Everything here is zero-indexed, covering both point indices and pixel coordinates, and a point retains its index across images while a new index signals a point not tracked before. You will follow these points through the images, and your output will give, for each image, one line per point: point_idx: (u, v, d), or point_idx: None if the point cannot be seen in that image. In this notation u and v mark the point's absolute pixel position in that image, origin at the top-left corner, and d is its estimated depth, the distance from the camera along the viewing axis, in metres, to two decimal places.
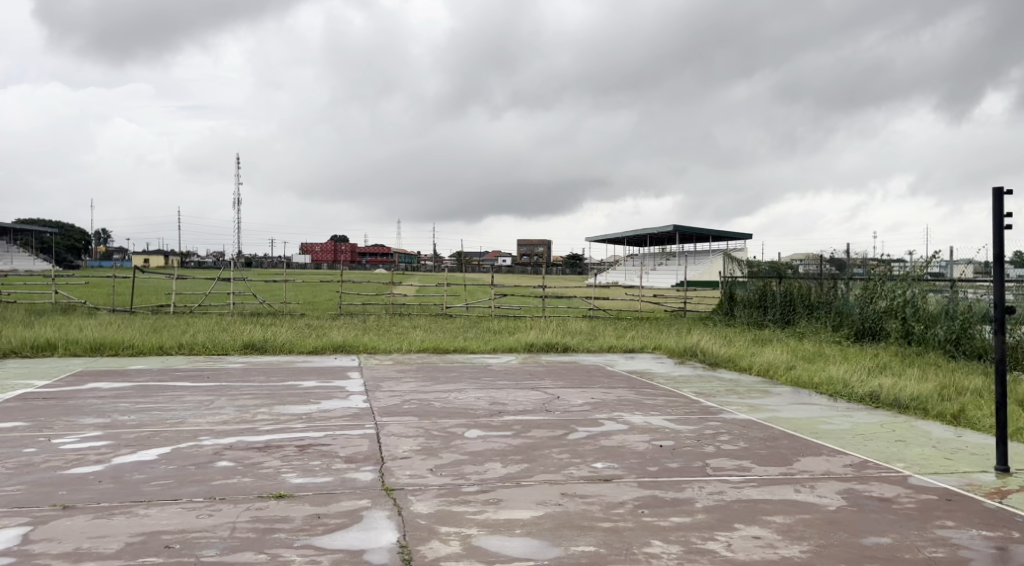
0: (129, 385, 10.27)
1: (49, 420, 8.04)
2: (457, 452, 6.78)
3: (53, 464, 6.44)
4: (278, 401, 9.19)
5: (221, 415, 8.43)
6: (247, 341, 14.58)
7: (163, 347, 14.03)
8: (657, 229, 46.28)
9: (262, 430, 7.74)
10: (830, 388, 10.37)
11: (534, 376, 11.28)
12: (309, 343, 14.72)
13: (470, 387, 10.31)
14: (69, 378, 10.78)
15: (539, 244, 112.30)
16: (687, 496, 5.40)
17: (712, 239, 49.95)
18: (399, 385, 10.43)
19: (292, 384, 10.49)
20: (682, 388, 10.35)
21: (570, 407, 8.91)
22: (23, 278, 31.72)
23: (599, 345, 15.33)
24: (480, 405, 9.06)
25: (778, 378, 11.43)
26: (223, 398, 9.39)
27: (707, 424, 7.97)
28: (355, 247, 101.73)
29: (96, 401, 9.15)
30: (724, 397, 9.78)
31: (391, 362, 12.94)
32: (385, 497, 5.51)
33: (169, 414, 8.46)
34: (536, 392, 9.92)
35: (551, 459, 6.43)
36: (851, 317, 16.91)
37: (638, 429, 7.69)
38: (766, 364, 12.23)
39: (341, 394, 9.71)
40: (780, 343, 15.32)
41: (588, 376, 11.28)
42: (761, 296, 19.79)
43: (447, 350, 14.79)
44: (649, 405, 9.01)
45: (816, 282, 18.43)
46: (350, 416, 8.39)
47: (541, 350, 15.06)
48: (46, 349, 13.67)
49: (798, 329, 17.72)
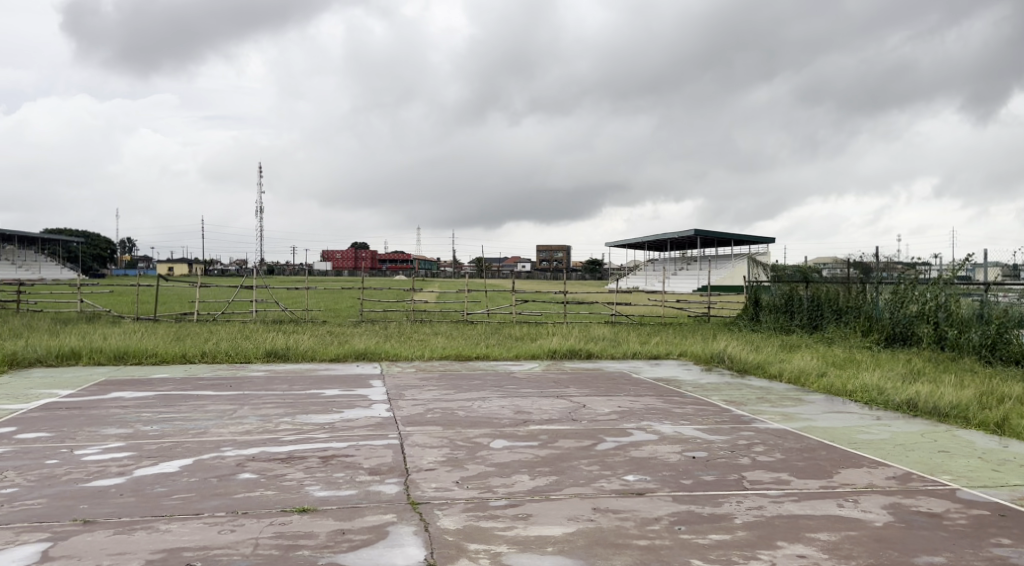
0: (151, 394, 10.21)
1: (72, 430, 7.98)
2: (483, 463, 6.61)
3: (75, 476, 6.35)
4: (300, 410, 9.08)
5: (243, 425, 8.31)
6: (269, 349, 14.51)
7: (186, 355, 14.00)
8: (678, 234, 45.91)
9: (285, 440, 7.61)
10: (865, 395, 10.09)
11: (558, 384, 11.08)
12: (331, 351, 14.63)
13: (494, 395, 10.14)
14: (93, 388, 10.73)
15: (559, 249, 111.94)
16: (725, 512, 5.20)
17: (734, 243, 49.48)
18: (422, 393, 10.29)
19: (314, 392, 10.38)
20: (711, 396, 10.11)
21: (597, 415, 8.71)
22: (49, 287, 32.06)
23: (623, 351, 15.09)
24: (505, 413, 8.89)
25: (810, 386, 11.16)
26: (245, 407, 9.29)
27: (740, 434, 7.75)
28: (375, 254, 102.01)
29: (119, 410, 9.09)
30: (756, 405, 9.54)
31: (413, 370, 12.80)
32: (411, 511, 5.35)
33: (191, 424, 8.36)
34: (562, 400, 9.73)
35: (581, 471, 6.24)
36: (880, 321, 16.54)
37: (669, 439, 7.49)
38: (796, 371, 11.96)
39: (363, 403, 9.57)
40: (809, 349, 15.01)
41: (614, 384, 11.06)
42: (787, 301, 19.45)
43: (470, 357, 14.63)
44: (678, 414, 8.79)
45: (844, 286, 18.07)
46: (373, 425, 8.24)
47: (564, 357, 14.86)
48: (71, 358, 13.68)
49: (826, 334, 17.36)
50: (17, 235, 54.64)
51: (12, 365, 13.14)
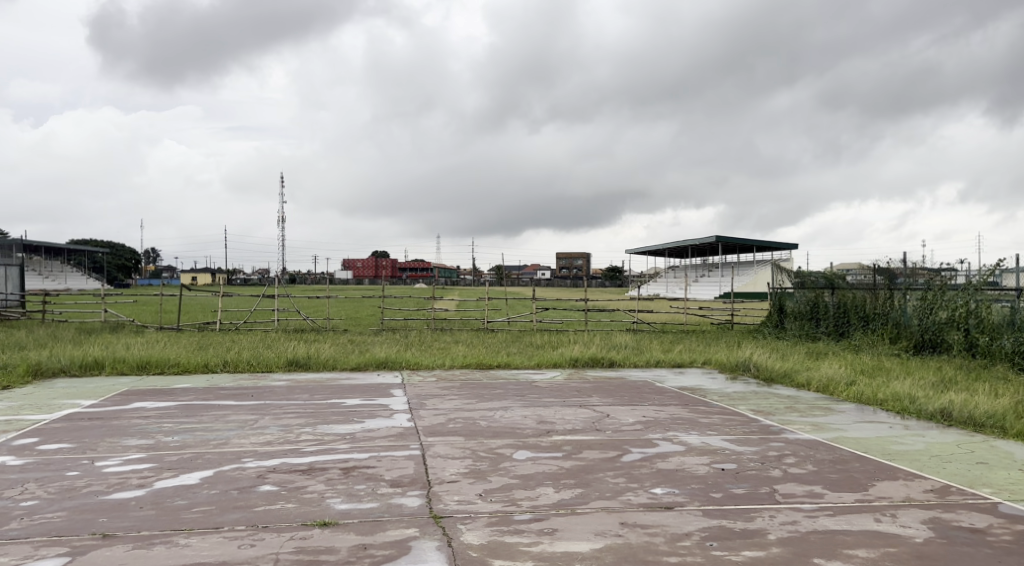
0: (173, 404, 10.19)
1: (94, 442, 7.94)
2: (507, 475, 6.48)
3: (95, 489, 6.29)
4: (321, 420, 9.00)
5: (264, 435, 8.24)
6: (290, 358, 14.47)
7: (208, 364, 14.00)
8: (699, 240, 45.57)
9: (306, 451, 7.53)
10: (896, 405, 9.85)
11: (581, 393, 10.92)
12: (352, 359, 14.58)
13: (516, 405, 10.01)
14: (116, 398, 10.72)
15: (579, 256, 111.62)
16: (758, 527, 5.04)
17: (756, 249, 49.04)
18: (444, 402, 10.18)
19: (335, 402, 10.30)
20: (739, 406, 9.92)
21: (622, 425, 8.55)
22: (74, 298, 32.36)
23: (646, 359, 14.89)
24: (528, 423, 8.75)
25: (839, 395, 10.94)
26: (266, 417, 9.23)
27: (769, 445, 7.56)
28: (395, 263, 102.34)
29: (141, 421, 9.05)
30: (784, 415, 9.34)
31: (435, 379, 12.70)
32: (434, 525, 5.23)
33: (212, 434, 8.30)
34: (585, 409, 9.58)
35: (607, 483, 6.10)
36: (909, 328, 16.23)
37: (696, 450, 7.32)
38: (825, 380, 11.72)
39: (384, 412, 9.48)
40: (836, 357, 14.75)
41: (638, 393, 10.89)
42: (812, 307, 19.15)
43: (491, 365, 14.51)
44: (705, 424, 8.61)
45: (870, 292, 17.76)
46: (394, 436, 8.14)
47: (586, 365, 14.69)
48: (94, 368, 13.72)
49: (853, 342, 17.05)
50: (45, 246, 55.36)
51: (37, 376, 13.19)
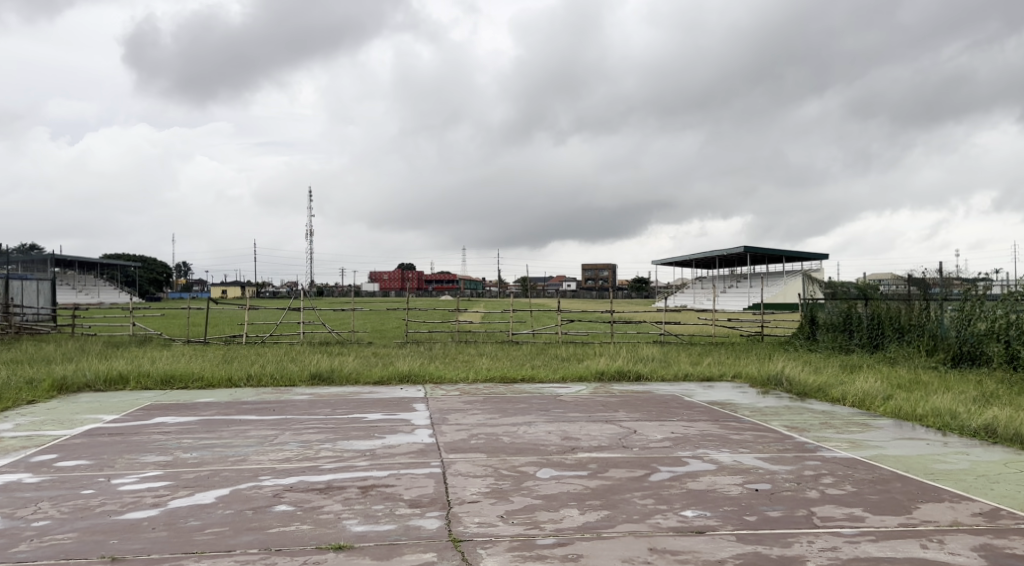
0: (194, 419, 10.07)
1: (112, 458, 7.82)
2: (530, 495, 6.23)
3: (109, 508, 6.15)
4: (341, 436, 8.82)
5: (283, 451, 8.08)
6: (314, 372, 14.34)
7: (231, 379, 13.91)
8: (727, 251, 45.02)
9: (325, 468, 7.34)
10: (936, 420, 9.48)
11: (607, 407, 10.65)
12: (375, 373, 14.40)
13: (539, 420, 9.75)
14: (138, 413, 10.63)
15: (605, 268, 111.09)
16: (796, 554, 4.77)
17: (785, 259, 48.37)
18: (466, 417, 9.95)
19: (356, 416, 10.12)
20: (771, 421, 9.60)
21: (650, 442, 8.28)
22: (104, 312, 32.66)
23: (674, 373, 14.55)
24: (552, 440, 8.50)
25: (875, 410, 10.57)
26: (286, 433, 9.07)
27: (805, 464, 7.26)
28: (421, 275, 102.62)
29: (161, 437, 8.94)
30: (819, 431, 9.02)
31: (458, 393, 12.49)
32: (452, 550, 5.01)
33: (231, 451, 8.15)
34: (611, 425, 9.31)
35: (634, 505, 5.84)
36: (946, 340, 15.74)
37: (728, 469, 7.04)
38: (861, 394, 11.35)
39: (406, 428, 9.27)
40: (871, 370, 14.33)
41: (666, 408, 10.59)
42: (845, 319, 18.66)
43: (515, 379, 14.26)
44: (736, 441, 8.31)
45: (905, 303, 17.28)
46: (415, 452, 7.94)
47: (612, 379, 14.40)
48: (119, 383, 13.67)
49: (888, 355, 16.58)
50: (78, 261, 56.27)
51: (62, 390, 13.17)
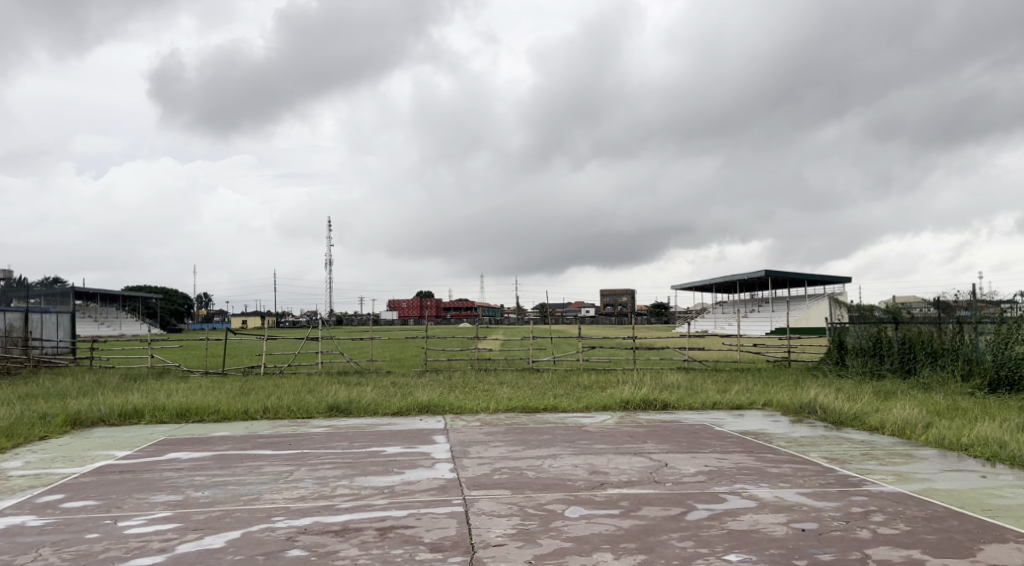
0: (208, 455, 9.75)
1: (121, 498, 7.50)
2: (559, 537, 5.83)
3: (114, 554, 5.84)
4: (359, 471, 8.45)
5: (298, 489, 7.70)
6: (332, 404, 13.99)
7: (248, 412, 13.59)
8: (748, 275, 44.38)
9: (341, 507, 6.97)
10: (984, 450, 9.00)
11: (634, 439, 10.19)
12: (394, 404, 14.02)
13: (564, 452, 9.32)
14: (152, 448, 10.33)
15: (623, 293, 110.40)
16: None
17: (808, 283, 47.69)
18: (488, 450, 9.54)
19: (374, 450, 9.75)
20: (809, 453, 9.12)
21: (683, 476, 7.84)
22: (123, 344, 32.59)
23: (702, 401, 14.05)
24: (579, 474, 8.08)
25: (917, 439, 10.08)
26: (302, 469, 8.70)
27: (851, 500, 6.83)
28: (439, 302, 102.39)
29: (173, 474, 8.62)
30: (861, 464, 8.54)
31: (478, 423, 12.09)
32: None
33: (244, 489, 7.80)
34: (641, 458, 8.86)
35: (672, 548, 5.46)
36: (982, 364, 15.19)
37: (770, 506, 6.62)
38: (900, 421, 10.85)
39: (425, 462, 8.89)
40: (907, 396, 13.76)
41: (697, 438, 10.12)
42: (875, 344, 18.02)
43: (538, 409, 13.83)
44: (775, 475, 7.86)
45: (937, 327, 16.74)
46: (435, 489, 7.54)
47: (637, 408, 13.91)
48: (134, 418, 13.39)
49: (921, 380, 16.00)
50: (100, 294, 56.76)
51: (76, 426, 12.91)
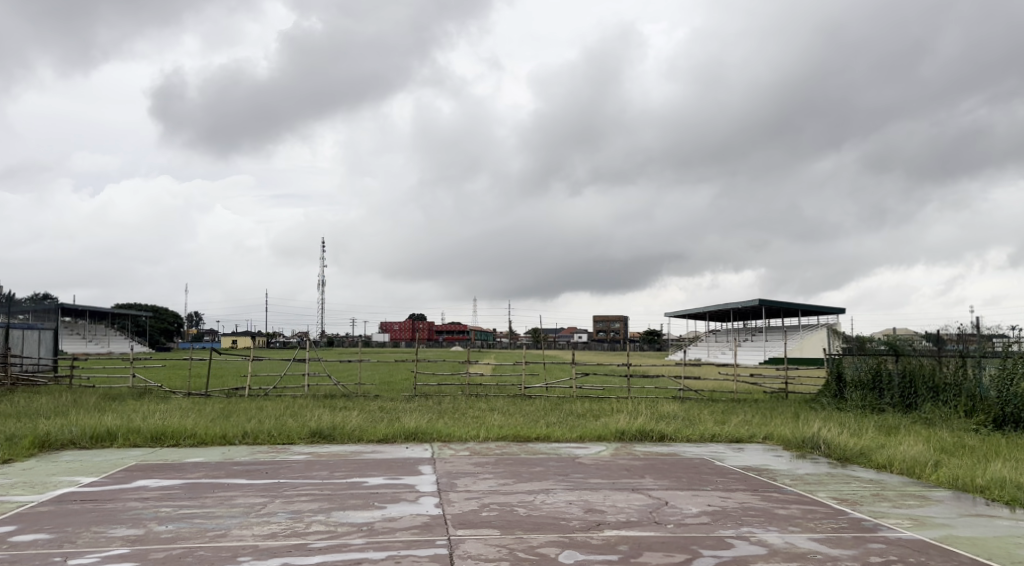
0: (178, 483, 9.13)
1: (76, 531, 6.92)
2: None
3: None
4: (337, 506, 7.86)
5: (269, 525, 7.12)
6: (314, 429, 13.36)
7: (225, 436, 12.95)
8: (744, 305, 44.04)
9: (314, 546, 6.40)
10: (1001, 493, 8.51)
11: (631, 473, 9.62)
12: (380, 430, 13.44)
13: (558, 487, 8.76)
14: (120, 475, 9.70)
15: (616, 319, 110.02)
16: None
17: (802, 313, 47.33)
18: (476, 483, 8.96)
19: (356, 481, 9.18)
20: (817, 493, 8.58)
21: (684, 517, 7.30)
22: None
23: (699, 433, 13.49)
24: (573, 512, 7.52)
25: (928, 478, 9.57)
26: (276, 501, 8.12)
27: (869, 547, 6.31)
28: (431, 325, 101.90)
29: (138, 505, 8.00)
30: (874, 505, 8.00)
31: (468, 453, 11.53)
32: None
33: (211, 523, 7.20)
34: (639, 495, 8.29)
35: None
36: (986, 400, 14.69)
37: (781, 554, 6.09)
38: (910, 459, 10.32)
39: (409, 497, 8.29)
40: (912, 433, 13.22)
41: (697, 474, 9.57)
42: (874, 377, 17.42)
43: (529, 437, 13.28)
44: (784, 517, 7.31)
45: (939, 361, 16.22)
46: (419, 527, 6.97)
47: (632, 439, 13.35)
48: (106, 440, 12.71)
49: (924, 416, 15.48)
50: (88, 312, 55.99)
51: (44, 448, 12.27)
